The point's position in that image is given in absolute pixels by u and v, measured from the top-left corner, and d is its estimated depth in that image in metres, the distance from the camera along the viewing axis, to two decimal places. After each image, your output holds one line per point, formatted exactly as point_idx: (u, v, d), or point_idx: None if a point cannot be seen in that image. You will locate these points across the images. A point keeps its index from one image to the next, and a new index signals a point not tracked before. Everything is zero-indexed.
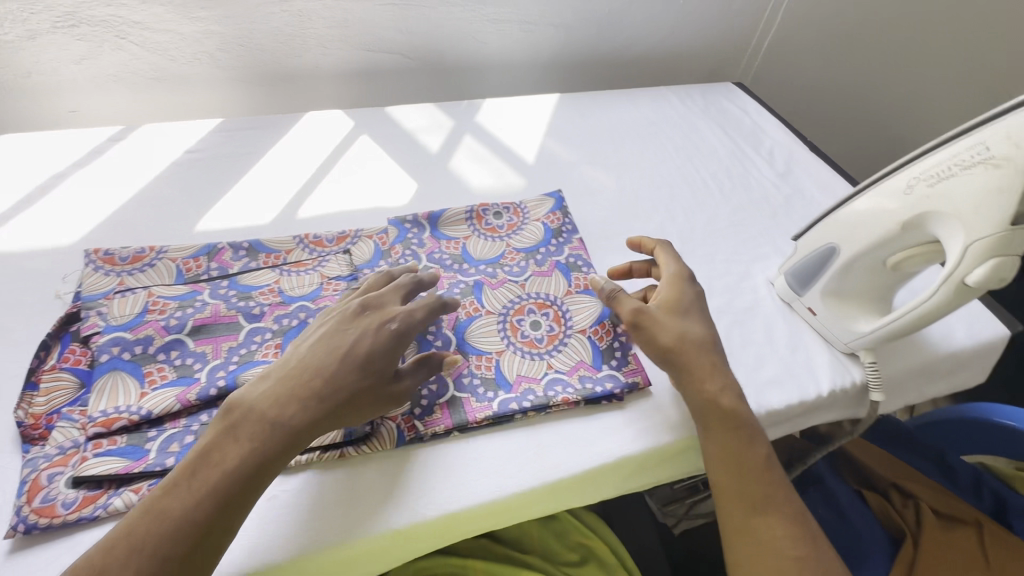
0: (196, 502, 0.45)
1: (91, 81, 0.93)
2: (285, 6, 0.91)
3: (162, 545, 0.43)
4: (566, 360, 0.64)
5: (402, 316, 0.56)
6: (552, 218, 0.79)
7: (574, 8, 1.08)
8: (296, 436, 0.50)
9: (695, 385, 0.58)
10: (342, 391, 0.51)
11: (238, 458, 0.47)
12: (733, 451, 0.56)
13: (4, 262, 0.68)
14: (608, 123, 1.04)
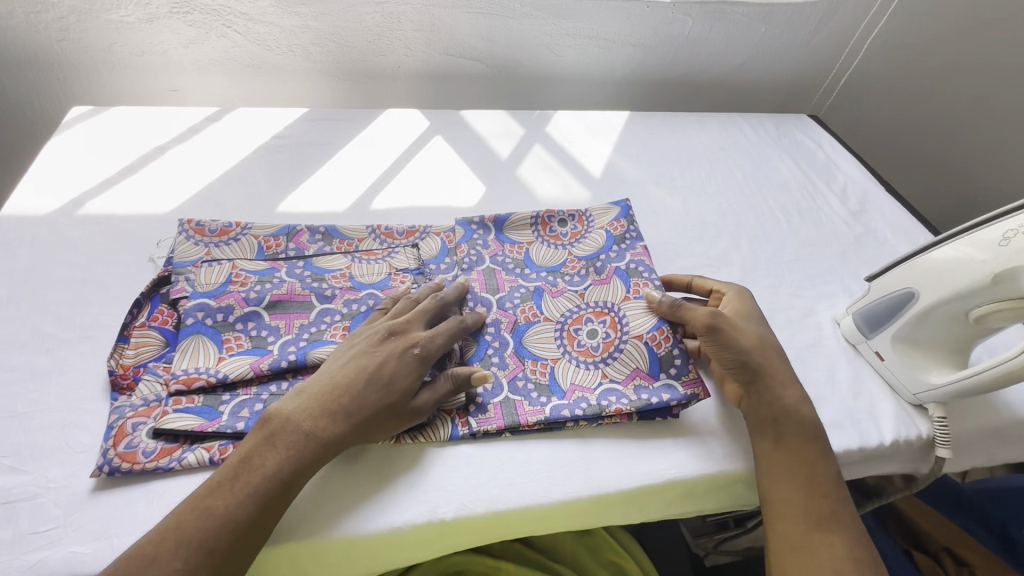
0: (239, 503, 0.46)
1: (193, 64, 0.99)
2: (378, 8, 0.96)
3: (207, 540, 0.44)
4: (621, 369, 0.64)
5: (430, 342, 0.58)
6: (616, 226, 0.76)
7: (654, 29, 1.08)
8: (327, 449, 0.51)
9: (770, 391, 0.59)
10: (372, 410, 0.53)
11: (276, 464, 0.49)
12: (806, 463, 0.56)
13: (107, 222, 0.73)
14: (677, 144, 1.03)
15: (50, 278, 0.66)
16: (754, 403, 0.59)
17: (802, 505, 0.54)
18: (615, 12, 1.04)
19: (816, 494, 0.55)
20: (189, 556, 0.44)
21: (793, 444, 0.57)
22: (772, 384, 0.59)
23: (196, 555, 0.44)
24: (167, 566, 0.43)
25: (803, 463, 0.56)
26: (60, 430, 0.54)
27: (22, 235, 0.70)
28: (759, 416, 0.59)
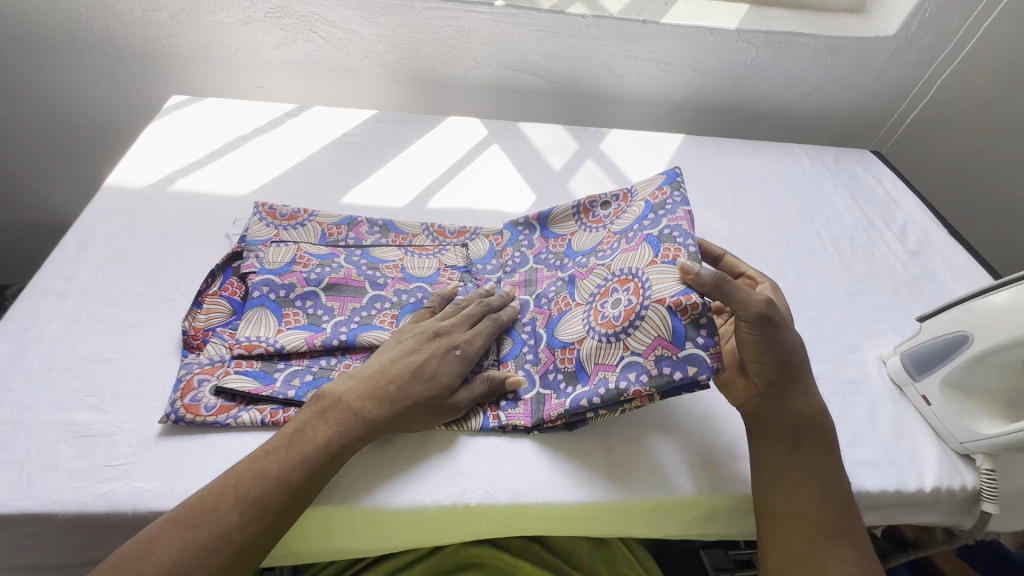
0: (292, 469, 0.50)
1: (279, 64, 1.08)
2: (451, 22, 1.02)
3: (260, 497, 0.48)
4: (641, 340, 0.58)
5: (474, 343, 0.61)
6: (657, 194, 0.68)
7: (716, 55, 1.10)
8: (371, 431, 0.55)
9: (790, 398, 0.58)
10: (416, 400, 0.56)
11: (326, 437, 0.52)
12: (821, 477, 0.55)
13: (192, 199, 0.81)
14: (730, 170, 1.04)
15: (140, 244, 0.73)
16: (769, 405, 0.58)
17: (812, 518, 0.54)
18: (678, 37, 1.06)
19: (830, 511, 0.54)
20: (245, 509, 0.47)
21: (808, 457, 0.56)
22: (796, 388, 0.58)
23: (251, 511, 0.47)
24: (225, 517, 0.46)
25: (818, 478, 0.55)
26: (137, 379, 0.60)
27: (121, 205, 0.78)
28: (777, 422, 0.57)
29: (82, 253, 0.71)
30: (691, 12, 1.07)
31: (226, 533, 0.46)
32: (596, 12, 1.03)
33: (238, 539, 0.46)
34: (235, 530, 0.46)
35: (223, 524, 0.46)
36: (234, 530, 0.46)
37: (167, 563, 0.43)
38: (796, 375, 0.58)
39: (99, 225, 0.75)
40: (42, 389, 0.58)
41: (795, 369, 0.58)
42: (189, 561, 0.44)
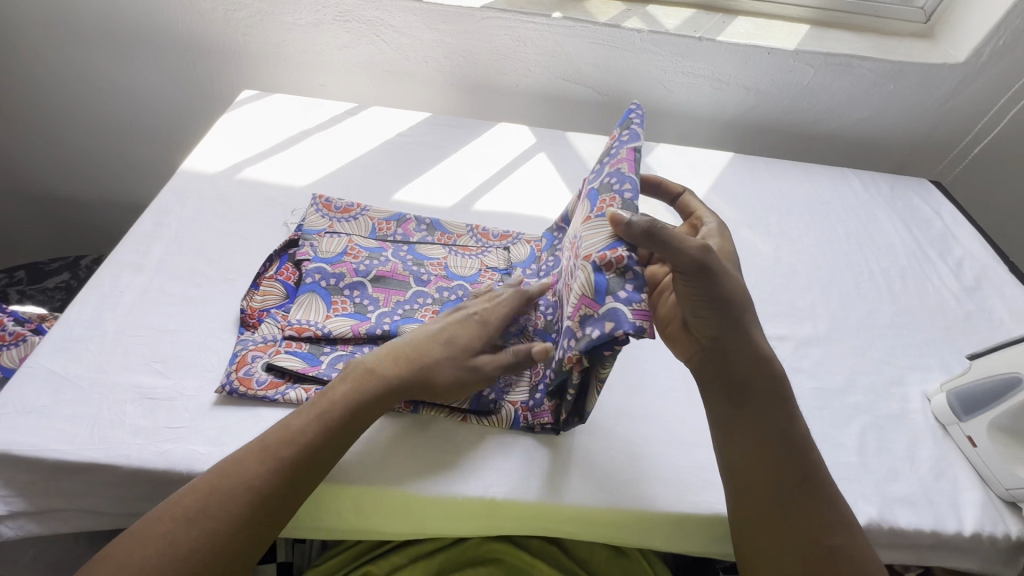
0: (314, 425, 0.53)
1: (342, 65, 1.14)
2: (509, 31, 1.05)
3: (276, 449, 0.51)
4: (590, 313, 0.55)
5: (495, 314, 0.63)
6: (611, 142, 0.65)
7: (771, 75, 1.09)
8: (393, 391, 0.57)
9: (734, 349, 0.57)
10: (435, 365, 0.58)
11: (347, 396, 0.55)
12: (772, 428, 0.57)
13: (256, 188, 0.86)
14: (778, 191, 1.02)
15: (208, 226, 0.79)
16: (715, 361, 0.57)
17: (775, 476, 0.55)
18: (733, 55, 1.06)
19: (791, 470, 0.56)
20: (263, 458, 0.51)
21: (759, 410, 0.57)
22: (738, 338, 0.57)
23: (276, 467, 0.51)
24: (247, 468, 0.50)
25: (772, 431, 0.57)
26: (197, 350, 0.65)
27: (193, 189, 0.84)
28: (724, 379, 0.58)
29: (156, 231, 0.77)
30: (749, 30, 1.07)
31: (256, 486, 0.50)
32: (651, 27, 1.04)
33: (268, 493, 0.50)
34: (263, 484, 0.50)
35: (252, 478, 0.50)
36: (263, 483, 0.50)
37: (205, 512, 0.48)
38: (738, 324, 0.56)
39: (173, 207, 0.81)
40: (115, 351, 0.63)
41: (736, 317, 0.56)
42: (222, 510, 0.48)
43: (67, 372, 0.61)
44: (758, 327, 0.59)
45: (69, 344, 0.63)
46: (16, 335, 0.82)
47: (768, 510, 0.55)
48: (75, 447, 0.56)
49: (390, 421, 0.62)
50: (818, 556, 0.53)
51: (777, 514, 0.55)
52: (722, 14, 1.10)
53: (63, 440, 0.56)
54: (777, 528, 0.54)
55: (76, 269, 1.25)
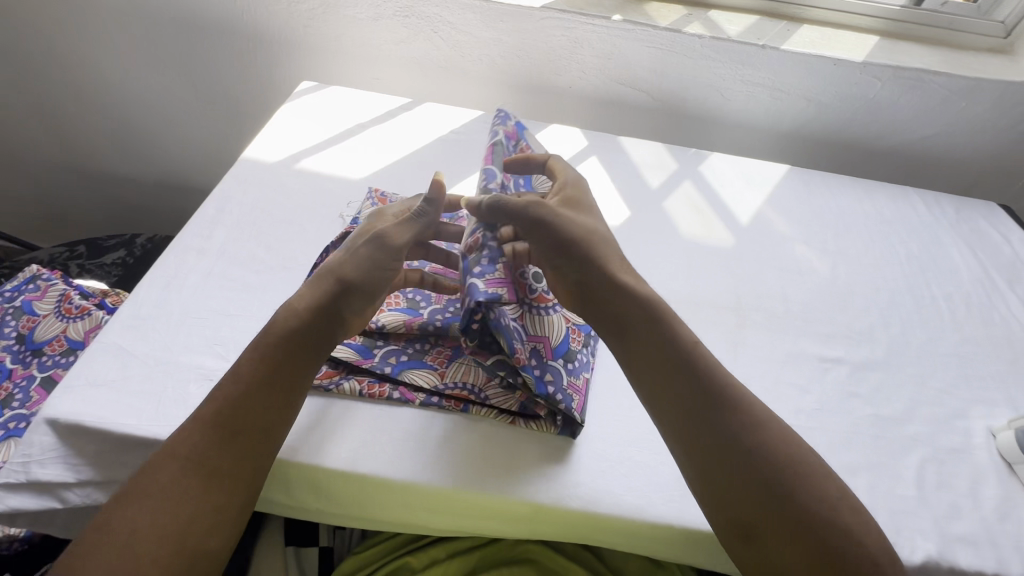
0: (231, 386, 0.54)
1: (398, 60, 1.14)
2: (566, 32, 1.04)
3: (207, 414, 0.52)
4: (513, 309, 0.65)
5: (380, 215, 0.69)
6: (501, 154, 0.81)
7: (834, 87, 1.05)
8: (307, 304, 0.59)
9: (597, 284, 0.62)
10: (344, 265, 0.62)
11: (260, 341, 0.57)
12: (666, 354, 0.58)
13: (314, 179, 0.88)
14: (837, 208, 0.99)
15: (268, 214, 0.81)
16: (588, 302, 0.63)
17: (698, 409, 0.54)
18: (797, 64, 1.03)
19: (716, 397, 0.55)
20: (197, 426, 0.52)
21: (637, 343, 0.59)
22: (598, 273, 0.63)
23: (202, 433, 0.51)
24: (188, 441, 0.51)
25: (667, 361, 0.57)
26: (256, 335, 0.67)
27: (253, 177, 0.86)
28: (602, 317, 0.62)
29: (219, 217, 0.79)
30: (815, 39, 1.04)
31: (188, 455, 0.50)
32: (713, 33, 1.02)
33: (202, 457, 0.50)
34: (192, 448, 0.50)
35: (183, 449, 0.50)
36: (194, 449, 0.50)
37: (142, 491, 0.48)
38: (588, 260, 0.63)
39: (234, 193, 0.83)
40: (179, 332, 0.66)
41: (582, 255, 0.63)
42: (160, 487, 0.48)
43: (135, 350, 0.63)
44: (615, 259, 0.65)
45: (137, 323, 0.66)
46: (82, 309, 0.86)
47: (679, 422, 0.55)
48: (142, 423, 0.58)
49: (442, 420, 0.62)
50: (741, 457, 0.51)
51: (694, 421, 0.54)
52: (787, 21, 1.07)
53: (132, 415, 0.58)
54: (693, 436, 0.54)
55: (132, 246, 1.29)
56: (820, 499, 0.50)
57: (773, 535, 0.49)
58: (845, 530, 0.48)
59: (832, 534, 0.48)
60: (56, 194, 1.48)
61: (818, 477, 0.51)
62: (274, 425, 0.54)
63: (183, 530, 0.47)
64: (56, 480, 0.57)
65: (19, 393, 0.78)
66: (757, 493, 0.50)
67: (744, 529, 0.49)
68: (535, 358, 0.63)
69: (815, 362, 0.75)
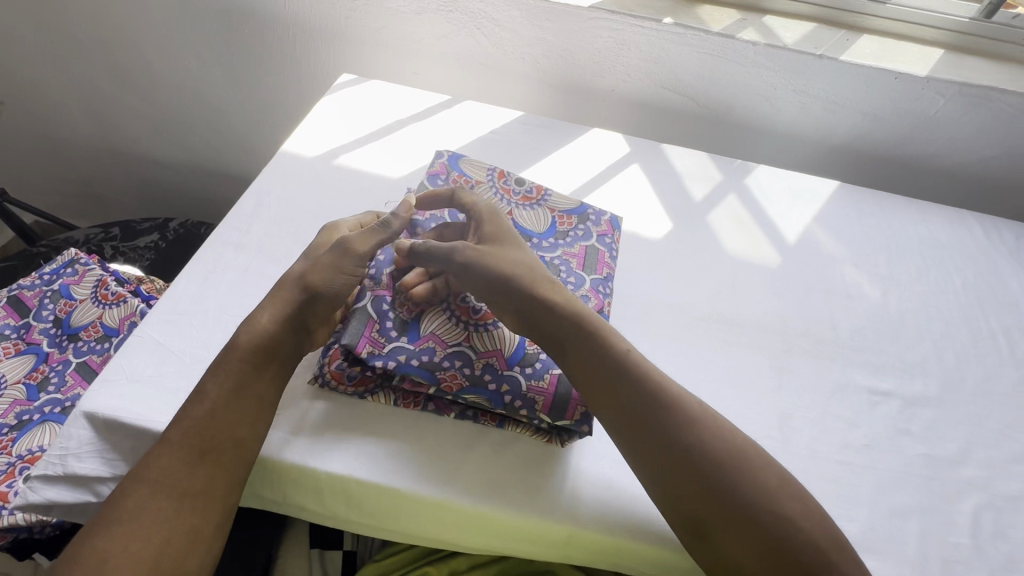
0: (197, 406, 0.53)
1: (438, 55, 1.12)
2: (613, 34, 1.01)
3: (175, 435, 0.51)
4: (454, 333, 0.64)
5: (336, 228, 0.68)
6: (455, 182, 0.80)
7: (893, 101, 1.00)
8: (272, 316, 0.59)
9: (533, 308, 0.61)
10: (312, 276, 0.61)
11: (222, 357, 0.56)
12: (603, 371, 0.57)
13: (351, 176, 0.86)
14: (890, 229, 0.94)
15: (305, 211, 0.80)
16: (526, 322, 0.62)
17: (642, 426, 0.54)
18: (854, 77, 0.98)
19: (660, 412, 0.54)
20: (169, 447, 0.51)
21: (575, 360, 0.59)
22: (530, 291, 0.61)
23: (172, 455, 0.50)
24: (161, 462, 0.50)
25: (607, 379, 0.57)
26: None
27: (291, 171, 0.85)
28: (541, 335, 0.61)
29: (256, 211, 0.79)
30: (875, 51, 0.99)
31: (158, 479, 0.49)
32: (768, 40, 0.98)
33: (173, 480, 0.49)
34: (161, 471, 0.50)
35: (154, 473, 0.50)
36: (164, 472, 0.50)
37: (114, 518, 0.47)
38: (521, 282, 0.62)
39: (272, 187, 0.82)
40: (215, 330, 0.65)
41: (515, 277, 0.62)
42: (130, 512, 0.48)
43: (172, 345, 0.63)
44: (547, 275, 0.64)
45: (175, 317, 0.65)
46: (118, 296, 0.86)
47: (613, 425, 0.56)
48: None
49: (481, 439, 0.61)
50: (681, 458, 0.52)
51: (637, 436, 0.54)
52: (846, 30, 1.02)
53: (168, 413, 0.58)
54: (632, 437, 0.55)
55: (165, 230, 1.30)
56: (762, 493, 0.51)
57: (723, 532, 0.50)
58: (787, 519, 0.50)
59: (774, 521, 0.49)
60: (92, 174, 1.50)
61: (757, 471, 0.52)
62: (246, 441, 0.53)
63: (156, 555, 0.46)
64: (91, 474, 0.56)
65: (54, 376, 0.79)
66: (697, 488, 0.51)
67: (698, 529, 0.51)
68: (488, 374, 0.61)
69: (864, 394, 0.72)
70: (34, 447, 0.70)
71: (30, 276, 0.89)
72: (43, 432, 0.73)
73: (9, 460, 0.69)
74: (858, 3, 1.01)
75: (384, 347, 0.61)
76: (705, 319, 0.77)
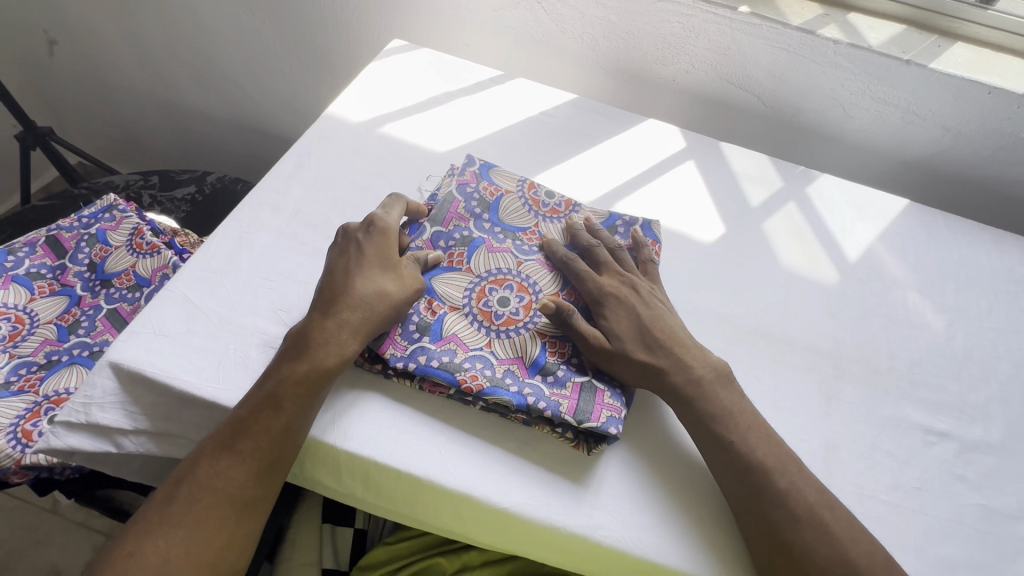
0: (270, 419, 0.52)
1: (493, 28, 1.07)
2: (683, 19, 0.95)
3: (245, 445, 0.51)
4: (476, 336, 0.61)
5: (387, 232, 0.64)
6: (489, 189, 0.74)
7: (983, 118, 0.92)
8: (356, 337, 0.56)
9: (707, 392, 0.59)
10: (392, 296, 0.59)
11: (306, 378, 0.54)
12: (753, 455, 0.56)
13: (396, 146, 0.83)
14: (963, 256, 0.87)
15: (346, 178, 0.77)
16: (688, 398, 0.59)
17: (768, 511, 0.53)
18: (943, 90, 0.91)
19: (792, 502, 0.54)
20: (234, 455, 0.51)
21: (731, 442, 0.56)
22: (702, 375, 0.60)
23: (239, 467, 0.51)
24: (225, 468, 0.51)
25: (751, 461, 0.55)
26: None
27: (335, 136, 0.83)
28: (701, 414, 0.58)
29: (296, 173, 0.77)
30: (969, 61, 0.91)
31: (221, 486, 0.50)
32: (852, 40, 0.91)
33: (237, 490, 0.50)
34: (226, 480, 0.50)
35: (221, 481, 0.50)
36: (229, 481, 0.50)
37: (177, 519, 0.49)
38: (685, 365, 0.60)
39: (315, 150, 0.80)
40: (247, 292, 0.63)
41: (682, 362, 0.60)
42: (191, 518, 0.49)
43: (202, 304, 0.62)
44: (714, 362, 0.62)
45: (206, 275, 0.64)
46: (152, 246, 0.85)
47: (713, 463, 0.57)
48: (202, 381, 0.56)
49: (506, 437, 0.58)
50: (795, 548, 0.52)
51: (760, 516, 0.53)
52: (938, 36, 0.94)
53: (193, 371, 0.57)
54: (738, 481, 0.55)
55: (203, 183, 1.29)
56: None
57: None
58: None
59: None
60: (138, 121, 1.50)
61: None
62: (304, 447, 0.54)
63: (213, 559, 0.48)
64: (113, 425, 0.56)
65: (85, 320, 0.79)
66: None
67: None
68: (510, 377, 0.58)
69: (918, 433, 0.67)
70: (60, 389, 0.72)
71: (70, 217, 0.89)
72: (70, 373, 0.73)
73: (36, 398, 0.71)
74: (956, 6, 0.92)
75: (410, 349, 0.58)
76: (752, 334, 0.72)
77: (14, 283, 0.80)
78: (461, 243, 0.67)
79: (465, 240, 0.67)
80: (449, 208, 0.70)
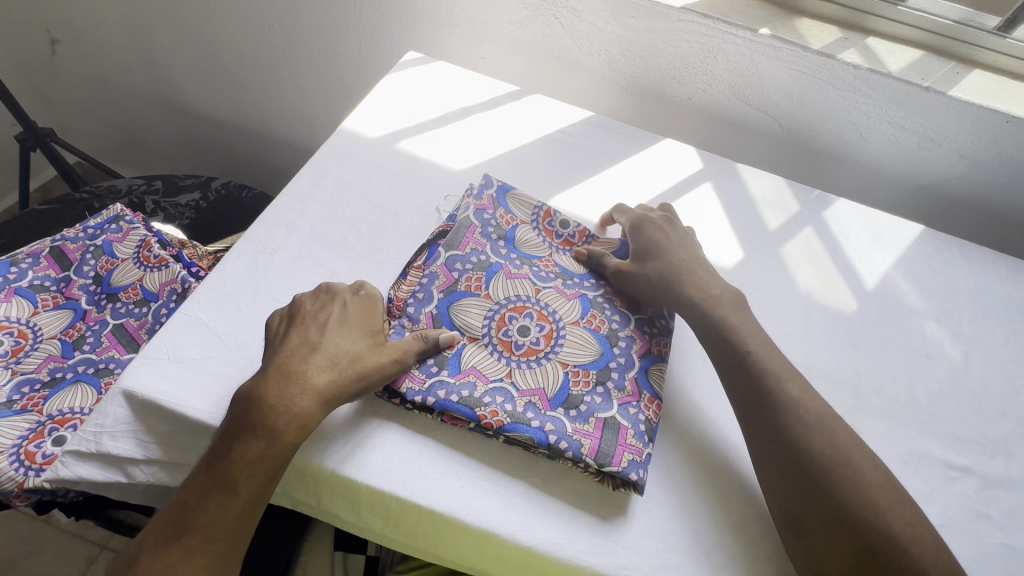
0: (223, 505, 0.49)
1: (509, 41, 1.06)
2: (702, 39, 0.94)
3: (195, 535, 0.48)
4: (496, 367, 0.60)
5: (373, 299, 0.62)
6: (504, 216, 0.72)
7: (999, 146, 0.93)
8: (315, 402, 0.53)
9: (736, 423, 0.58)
10: (365, 362, 0.56)
11: (260, 458, 0.50)
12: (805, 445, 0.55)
13: (412, 163, 0.82)
14: (980, 285, 0.86)
15: (363, 196, 0.76)
16: None
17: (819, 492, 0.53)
18: (961, 118, 0.91)
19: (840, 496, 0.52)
20: (184, 546, 0.48)
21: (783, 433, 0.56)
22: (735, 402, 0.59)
23: (189, 559, 0.47)
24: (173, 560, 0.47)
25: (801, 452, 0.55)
26: None
27: (351, 151, 0.81)
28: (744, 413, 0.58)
29: (312, 190, 0.75)
30: (987, 89, 0.91)
31: None
32: (872, 65, 0.90)
33: None
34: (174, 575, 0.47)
35: None
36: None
37: None
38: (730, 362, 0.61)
39: (330, 166, 0.78)
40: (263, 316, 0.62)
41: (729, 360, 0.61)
42: None
43: (217, 328, 0.60)
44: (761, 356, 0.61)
45: (221, 298, 0.62)
46: (159, 259, 0.82)
47: None
48: (216, 411, 0.55)
49: (529, 471, 0.56)
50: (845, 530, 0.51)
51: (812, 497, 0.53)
52: (955, 62, 0.94)
53: (206, 402, 0.55)
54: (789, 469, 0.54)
55: (207, 189, 1.27)
56: None
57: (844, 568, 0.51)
58: None
59: None
60: (140, 123, 1.48)
61: None
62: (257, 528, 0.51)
63: None
64: (124, 455, 0.54)
65: (90, 335, 0.77)
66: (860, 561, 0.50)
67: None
68: (531, 412, 0.57)
69: (940, 468, 0.66)
70: (64, 408, 0.70)
71: (75, 227, 0.86)
72: (75, 391, 0.71)
73: (39, 418, 0.68)
74: (974, 34, 0.92)
75: (427, 384, 0.57)
76: None
77: (17, 296, 0.78)
78: (478, 267, 0.66)
79: (482, 264, 0.66)
80: (466, 232, 0.69)
